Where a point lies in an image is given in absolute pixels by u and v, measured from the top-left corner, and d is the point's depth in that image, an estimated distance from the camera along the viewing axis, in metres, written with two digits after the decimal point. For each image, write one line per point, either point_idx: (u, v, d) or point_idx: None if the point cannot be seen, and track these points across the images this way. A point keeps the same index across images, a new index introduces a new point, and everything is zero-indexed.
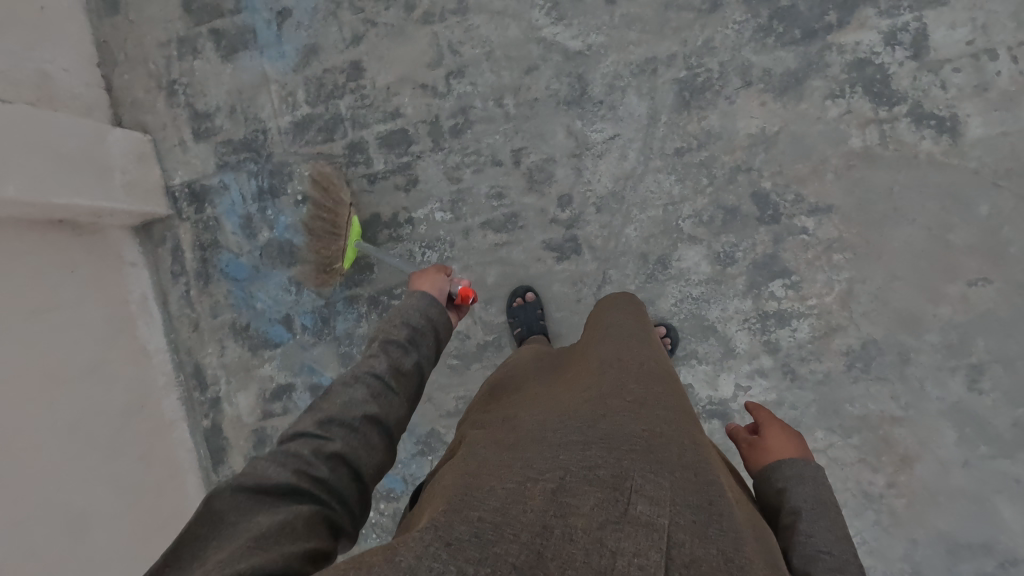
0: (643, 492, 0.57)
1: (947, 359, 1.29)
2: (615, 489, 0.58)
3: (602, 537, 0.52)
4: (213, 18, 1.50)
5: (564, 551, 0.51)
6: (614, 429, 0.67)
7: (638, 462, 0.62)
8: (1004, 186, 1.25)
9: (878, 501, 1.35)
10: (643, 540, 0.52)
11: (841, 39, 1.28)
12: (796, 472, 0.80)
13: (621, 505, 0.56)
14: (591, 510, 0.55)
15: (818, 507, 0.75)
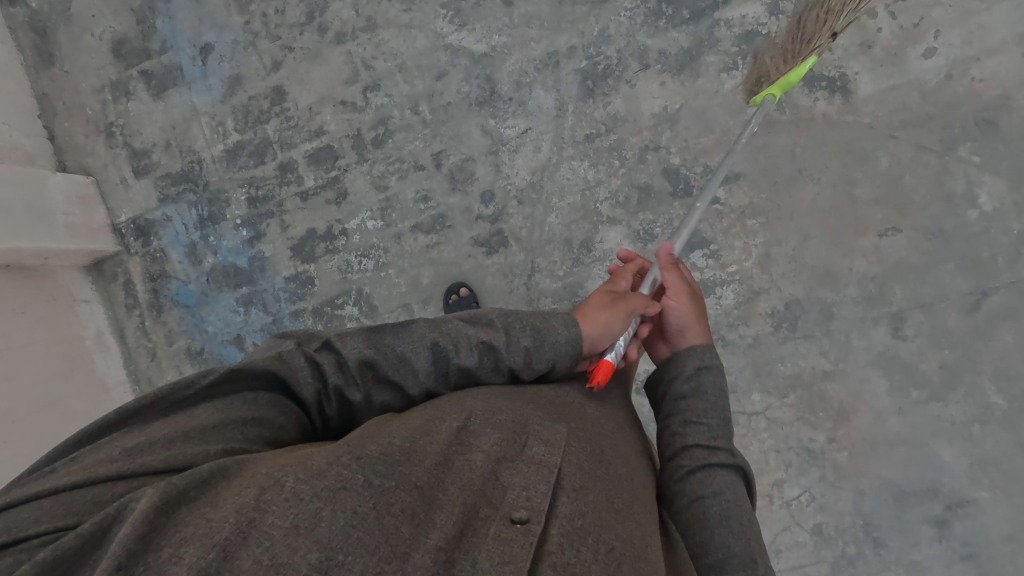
0: (540, 441, 0.66)
1: (868, 310, 1.32)
2: (514, 437, 0.66)
3: (497, 472, 0.60)
4: (142, 61, 1.58)
5: (461, 477, 0.57)
6: (519, 395, 0.76)
7: (540, 419, 0.70)
8: (900, 137, 1.29)
9: (821, 457, 1.36)
10: (535, 477, 0.60)
11: (727, 15, 1.33)
12: (705, 375, 0.87)
13: (515, 450, 0.63)
14: (492, 451, 0.62)
15: (719, 430, 0.83)
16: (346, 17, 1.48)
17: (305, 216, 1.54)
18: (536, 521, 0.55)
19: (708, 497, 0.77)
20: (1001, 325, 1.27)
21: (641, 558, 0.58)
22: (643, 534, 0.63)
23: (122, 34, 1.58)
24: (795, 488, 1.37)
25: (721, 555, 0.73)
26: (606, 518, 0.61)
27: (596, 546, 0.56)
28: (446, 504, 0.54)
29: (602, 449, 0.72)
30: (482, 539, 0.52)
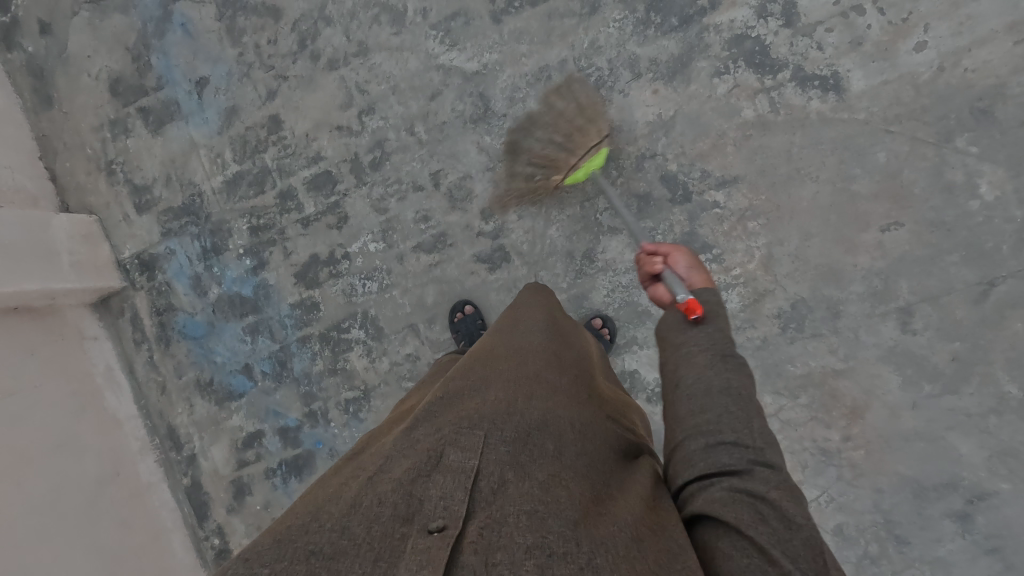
0: (452, 449, 0.64)
1: (875, 305, 1.31)
2: (427, 457, 0.63)
3: (409, 494, 0.57)
4: (139, 98, 1.60)
5: (369, 516, 0.54)
6: (434, 419, 0.73)
7: (454, 431, 0.68)
8: (896, 132, 1.29)
9: (837, 457, 1.35)
10: (449, 485, 0.58)
11: (715, 20, 1.34)
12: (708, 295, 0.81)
13: (433, 463, 0.62)
14: (402, 480, 0.59)
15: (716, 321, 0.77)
16: (337, 43, 1.50)
17: (307, 243, 1.54)
18: (454, 524, 0.53)
19: (707, 375, 0.70)
20: (1010, 314, 1.26)
21: (571, 507, 0.58)
22: (574, 490, 0.62)
23: (118, 72, 1.60)
24: (814, 489, 1.36)
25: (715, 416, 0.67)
26: (530, 490, 0.59)
27: (518, 516, 0.55)
28: (355, 549, 0.50)
29: (528, 429, 0.70)
30: (398, 559, 0.49)
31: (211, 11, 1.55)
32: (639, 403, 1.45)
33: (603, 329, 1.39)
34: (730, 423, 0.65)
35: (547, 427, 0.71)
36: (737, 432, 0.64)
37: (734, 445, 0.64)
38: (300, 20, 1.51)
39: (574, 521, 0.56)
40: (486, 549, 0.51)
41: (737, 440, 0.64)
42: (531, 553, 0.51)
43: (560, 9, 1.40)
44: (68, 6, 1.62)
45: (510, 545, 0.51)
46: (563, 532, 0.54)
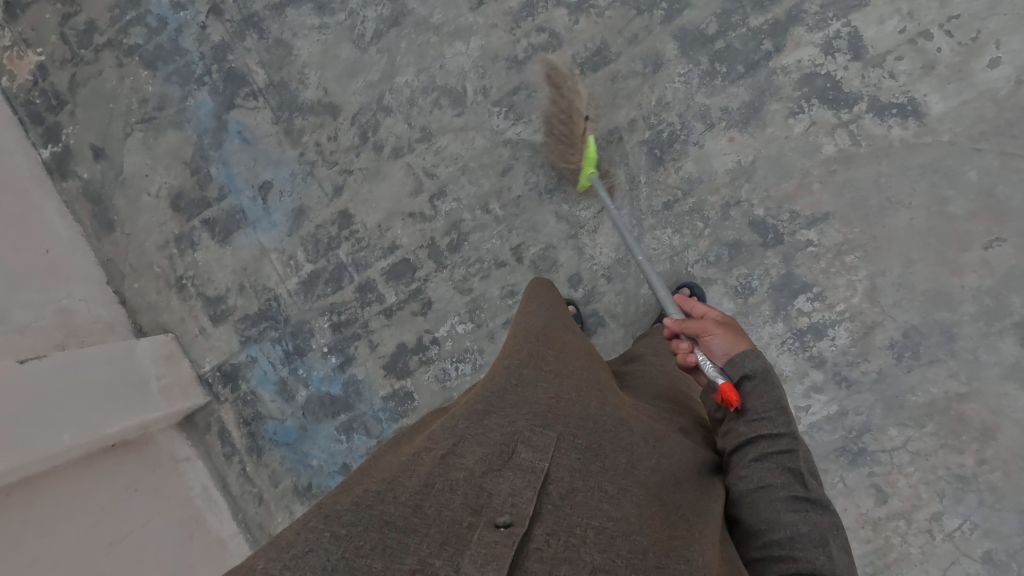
0: (525, 448, 0.70)
1: (990, 324, 1.29)
2: (501, 451, 0.69)
3: (480, 486, 0.64)
4: (202, 210, 1.59)
5: (442, 501, 0.62)
6: (507, 403, 0.78)
7: (528, 426, 0.74)
8: (983, 149, 1.28)
9: (974, 482, 1.32)
10: (519, 484, 0.65)
11: (782, 62, 1.34)
12: (767, 381, 0.84)
13: (507, 455, 0.69)
14: (476, 469, 0.66)
15: (778, 416, 0.81)
16: (400, 131, 1.49)
17: (393, 332, 1.52)
18: (519, 525, 0.60)
19: (779, 492, 0.76)
20: None
21: (636, 531, 0.65)
22: (635, 509, 0.69)
23: (179, 187, 1.60)
24: (955, 518, 1.33)
25: (789, 535, 0.74)
26: (593, 506, 0.67)
27: (581, 532, 0.63)
28: (426, 529, 0.58)
29: (598, 437, 0.77)
30: (465, 549, 0.56)
31: (267, 115, 1.55)
32: None
33: (688, 295, 1.35)
34: (803, 545, 0.73)
35: (615, 437, 0.78)
36: (815, 559, 0.71)
37: (814, 573, 0.70)
38: (358, 113, 1.51)
39: (636, 547, 0.63)
40: (548, 562, 0.58)
41: (817, 568, 0.70)
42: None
43: (622, 70, 1.40)
44: (120, 129, 1.61)
45: (573, 561, 0.59)
46: (622, 560, 0.61)
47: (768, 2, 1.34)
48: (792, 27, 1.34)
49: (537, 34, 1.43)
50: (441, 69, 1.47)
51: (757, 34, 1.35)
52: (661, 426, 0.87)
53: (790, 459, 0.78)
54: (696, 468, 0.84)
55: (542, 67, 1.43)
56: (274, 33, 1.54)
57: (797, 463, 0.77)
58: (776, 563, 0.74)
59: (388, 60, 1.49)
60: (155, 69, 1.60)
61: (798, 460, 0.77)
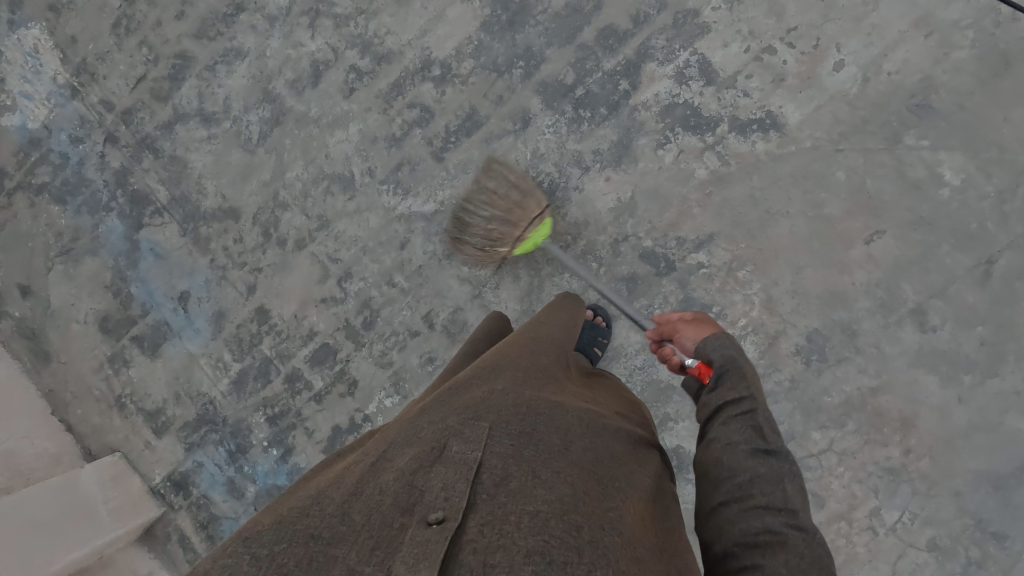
0: (455, 441, 0.66)
1: (888, 315, 1.31)
2: (432, 448, 0.66)
3: (410, 485, 0.60)
4: (130, 328, 1.64)
5: (371, 505, 0.57)
6: (441, 410, 0.75)
7: (459, 422, 0.70)
8: (846, 148, 1.31)
9: (905, 472, 1.32)
10: (451, 476, 0.60)
11: (641, 97, 1.39)
12: (738, 353, 0.79)
13: (439, 451, 0.65)
14: (405, 470, 0.62)
15: (741, 381, 0.74)
16: (299, 223, 1.55)
17: (326, 416, 1.56)
18: (453, 517, 0.55)
19: (742, 443, 0.69)
20: (1020, 285, 1.26)
21: (573, 510, 0.59)
22: (581, 487, 0.64)
23: (104, 310, 1.65)
24: (894, 511, 1.33)
25: (747, 477, 0.66)
26: (531, 490, 0.60)
27: (519, 515, 0.56)
28: (353, 536, 0.53)
29: (534, 423, 0.72)
30: (395, 550, 0.51)
31: (174, 229, 1.61)
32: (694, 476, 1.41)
33: (596, 317, 1.40)
34: (762, 489, 0.65)
35: (550, 421, 0.74)
36: (769, 498, 0.64)
37: (768, 510, 0.63)
38: (258, 212, 1.56)
39: (576, 527, 0.57)
40: (484, 550, 0.52)
41: (770, 505, 0.63)
42: (529, 558, 0.51)
43: (494, 131, 1.45)
44: (41, 264, 1.67)
45: (509, 547, 0.53)
46: (563, 539, 0.55)
47: (616, 44, 1.39)
48: (644, 64, 1.39)
49: (410, 110, 1.49)
50: (326, 158, 1.53)
51: (613, 76, 1.40)
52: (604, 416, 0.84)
53: (751, 417, 0.71)
54: (632, 445, 0.81)
55: (419, 140, 1.49)
56: (168, 151, 1.61)
57: (757, 419, 0.70)
58: (727, 504, 0.66)
59: (276, 158, 1.55)
60: (66, 203, 1.66)
61: (758, 417, 0.70)
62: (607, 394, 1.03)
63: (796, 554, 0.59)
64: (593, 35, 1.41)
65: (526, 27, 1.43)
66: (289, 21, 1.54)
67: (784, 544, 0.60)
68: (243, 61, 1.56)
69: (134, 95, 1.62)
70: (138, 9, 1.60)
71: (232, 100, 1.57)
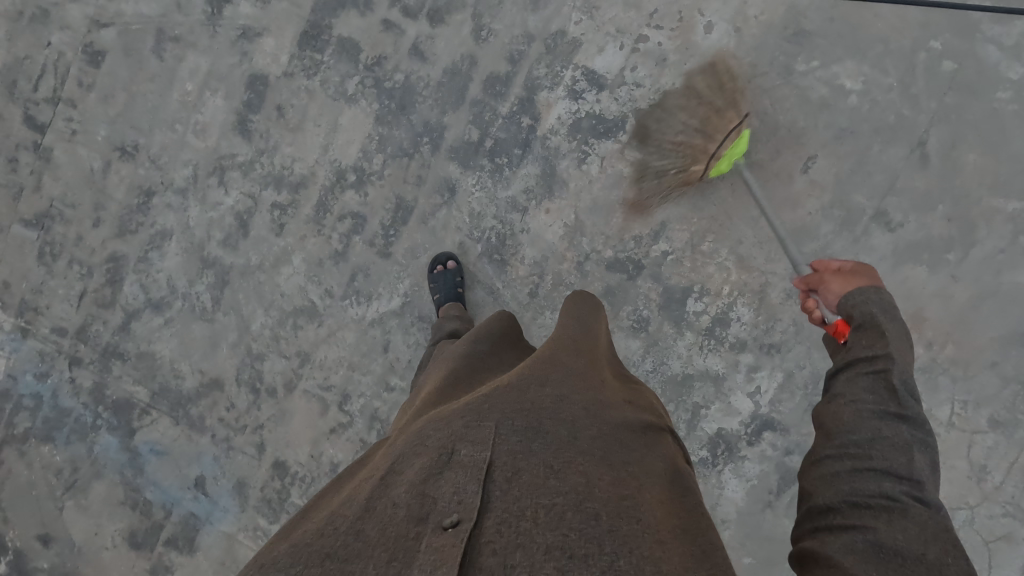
0: (462, 443, 0.64)
1: (853, 229, 1.33)
2: (439, 452, 0.64)
3: (423, 492, 0.58)
4: (159, 534, 1.60)
5: (386, 517, 0.56)
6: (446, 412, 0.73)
7: (461, 422, 0.68)
8: (747, 96, 1.35)
9: (937, 365, 1.31)
10: (462, 479, 0.59)
11: (546, 125, 1.42)
12: (888, 316, 0.75)
13: (448, 454, 0.63)
14: (415, 479, 0.60)
15: (879, 341, 0.72)
16: (282, 367, 1.54)
17: None
18: (468, 519, 0.54)
19: (869, 404, 0.68)
20: (957, 153, 1.29)
21: (589, 498, 0.60)
22: (589, 478, 0.63)
23: (128, 527, 1.61)
24: (944, 406, 1.31)
25: (868, 436, 0.66)
26: (542, 486, 0.60)
27: (533, 513, 0.57)
28: (370, 551, 0.52)
29: (539, 416, 0.70)
30: (413, 560, 0.51)
31: (166, 421, 1.59)
32: (747, 452, 1.39)
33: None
34: (883, 451, 0.64)
35: (554, 413, 0.72)
36: (890, 461, 0.63)
37: (887, 475, 0.62)
38: (239, 373, 1.56)
39: (592, 515, 0.58)
40: (503, 550, 0.52)
41: (889, 469, 0.63)
42: (548, 553, 0.53)
43: (427, 209, 1.47)
44: (52, 507, 1.63)
45: (527, 545, 0.53)
46: (580, 530, 0.56)
47: (504, 88, 1.44)
48: (537, 94, 1.43)
49: (342, 222, 1.51)
50: (282, 297, 1.53)
51: (513, 116, 1.43)
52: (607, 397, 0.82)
53: (884, 376, 0.69)
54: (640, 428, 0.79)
55: (361, 246, 1.50)
56: (133, 350, 1.60)
57: (891, 378, 0.68)
58: (843, 461, 0.66)
59: (236, 316, 1.55)
60: (54, 439, 1.63)
61: (892, 377, 0.68)
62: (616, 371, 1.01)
63: (917, 523, 0.58)
64: (480, 88, 1.44)
65: (416, 105, 1.47)
66: (198, 186, 1.55)
67: (905, 511, 0.59)
68: (171, 239, 1.57)
69: (80, 312, 1.61)
70: (55, 231, 1.61)
71: (174, 279, 1.57)
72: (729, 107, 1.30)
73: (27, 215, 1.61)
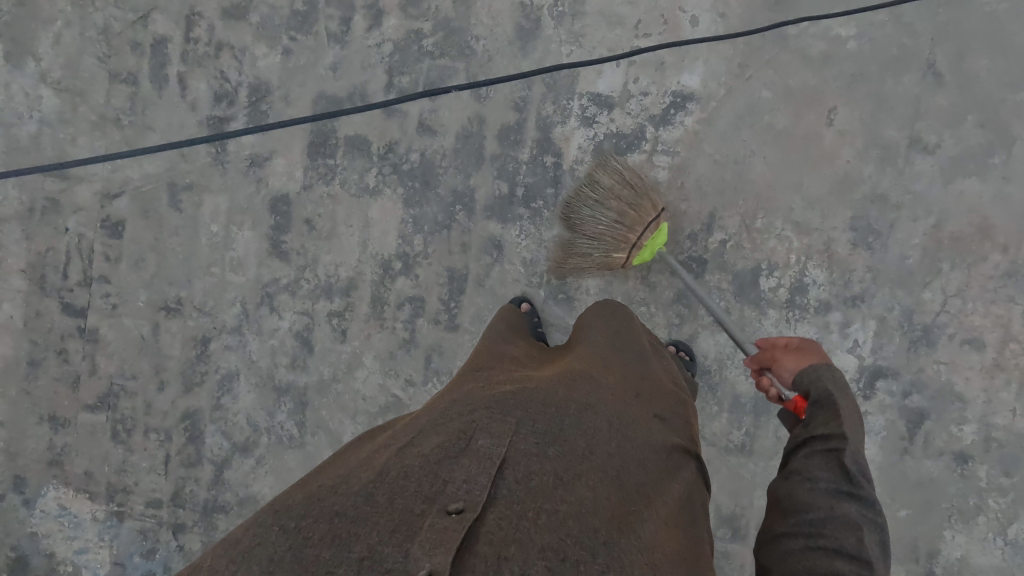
0: (482, 434, 0.70)
1: (894, 164, 1.35)
2: (458, 438, 0.70)
3: (435, 473, 0.64)
4: None
5: (395, 488, 0.62)
6: (470, 398, 0.79)
7: (486, 413, 0.74)
8: (752, 72, 1.39)
9: (1020, 266, 1.32)
10: (475, 470, 0.65)
11: (569, 158, 1.45)
12: (840, 392, 0.79)
13: (466, 442, 0.69)
14: (431, 457, 0.66)
15: (834, 418, 0.76)
16: None
17: None
18: (472, 508, 0.60)
19: (823, 483, 0.71)
20: (968, 63, 1.32)
21: (587, 513, 0.65)
22: (595, 494, 0.68)
23: None
24: None
25: (821, 515, 0.69)
26: (549, 491, 0.66)
27: (534, 513, 0.63)
28: (377, 516, 0.59)
29: (561, 422, 0.75)
30: (414, 533, 0.57)
31: None
32: (866, 406, 1.38)
33: (681, 353, 1.37)
34: (836, 531, 0.68)
35: (576, 422, 0.76)
36: (841, 542, 0.67)
37: (840, 556, 0.67)
38: None
39: (590, 530, 0.63)
40: (500, 543, 0.58)
41: (841, 549, 0.67)
42: (544, 553, 0.59)
43: (480, 271, 1.48)
44: None
45: (522, 543, 0.59)
46: (574, 538, 0.62)
47: (518, 136, 1.46)
48: (551, 132, 1.45)
49: (402, 310, 1.51)
50: (366, 400, 1.52)
51: (536, 158, 1.46)
52: (633, 405, 0.86)
53: (837, 454, 0.72)
54: (666, 448, 0.82)
55: (428, 326, 1.50)
56: (233, 499, 1.57)
57: (844, 458, 0.71)
58: (801, 538, 0.70)
59: (326, 433, 1.53)
60: None
61: (844, 456, 0.71)
62: (655, 358, 1.04)
63: None
64: (495, 142, 1.47)
65: (440, 177, 1.49)
66: (252, 319, 1.55)
67: None
68: (239, 379, 1.56)
69: (170, 478, 1.59)
70: (122, 406, 1.59)
71: (253, 417, 1.56)
72: (643, 200, 1.32)
73: (90, 400, 1.60)
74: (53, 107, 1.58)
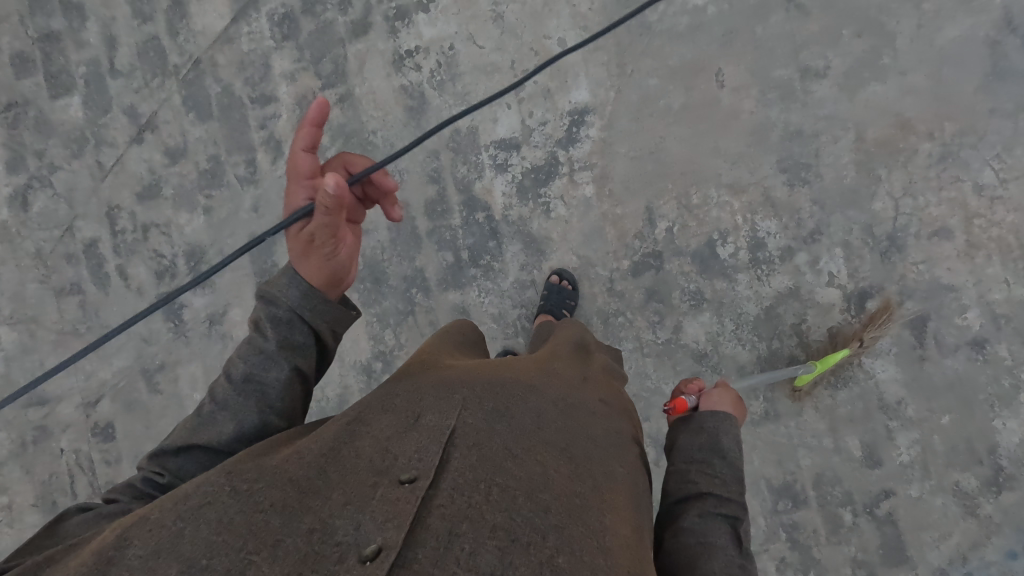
0: (428, 413, 0.65)
1: (795, 98, 1.37)
2: (406, 417, 0.65)
3: (386, 449, 0.59)
4: None
5: (347, 463, 0.58)
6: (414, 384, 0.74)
7: (432, 395, 0.68)
8: (632, 67, 1.43)
9: (951, 145, 1.33)
10: (424, 442, 0.60)
11: (498, 206, 1.47)
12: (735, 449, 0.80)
13: (413, 419, 0.64)
14: (381, 437, 0.61)
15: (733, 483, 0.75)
16: None
17: None
18: (424, 477, 0.55)
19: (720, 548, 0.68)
20: None
21: (541, 489, 0.58)
22: (550, 467, 0.61)
23: None
24: (985, 171, 1.32)
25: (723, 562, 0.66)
26: (498, 463, 0.59)
27: (488, 488, 0.56)
28: (330, 490, 0.54)
29: (508, 399, 0.69)
30: (366, 505, 0.52)
31: None
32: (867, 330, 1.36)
33: (564, 282, 1.42)
34: None
35: (523, 400, 0.70)
36: None
37: None
38: None
39: (543, 506, 0.56)
40: (453, 517, 0.52)
41: None
42: (494, 533, 0.52)
43: None
44: None
45: (474, 519, 0.52)
46: (527, 517, 0.54)
47: (444, 205, 1.49)
48: (473, 189, 1.48)
49: None
50: None
51: (468, 219, 1.48)
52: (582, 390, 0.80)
53: (731, 518, 0.71)
54: (616, 434, 0.76)
55: None
56: None
57: (739, 530, 0.70)
58: None
59: None
60: None
61: (740, 529, 0.71)
62: (594, 353, 0.98)
63: None
64: (425, 218, 1.50)
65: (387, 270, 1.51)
66: None
67: None
68: None
69: None
70: None
71: None
72: None
73: None
74: (15, 343, 1.62)
